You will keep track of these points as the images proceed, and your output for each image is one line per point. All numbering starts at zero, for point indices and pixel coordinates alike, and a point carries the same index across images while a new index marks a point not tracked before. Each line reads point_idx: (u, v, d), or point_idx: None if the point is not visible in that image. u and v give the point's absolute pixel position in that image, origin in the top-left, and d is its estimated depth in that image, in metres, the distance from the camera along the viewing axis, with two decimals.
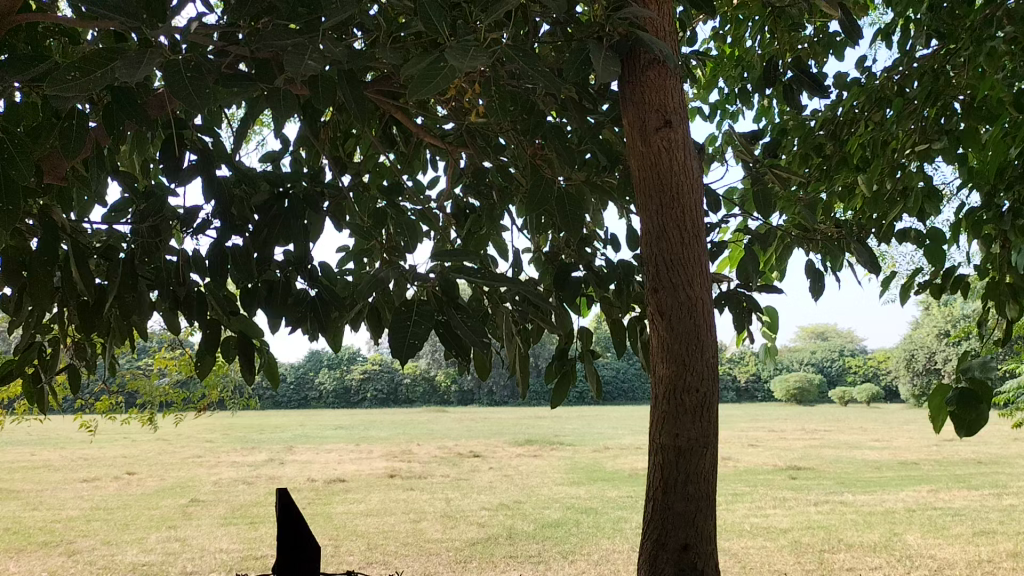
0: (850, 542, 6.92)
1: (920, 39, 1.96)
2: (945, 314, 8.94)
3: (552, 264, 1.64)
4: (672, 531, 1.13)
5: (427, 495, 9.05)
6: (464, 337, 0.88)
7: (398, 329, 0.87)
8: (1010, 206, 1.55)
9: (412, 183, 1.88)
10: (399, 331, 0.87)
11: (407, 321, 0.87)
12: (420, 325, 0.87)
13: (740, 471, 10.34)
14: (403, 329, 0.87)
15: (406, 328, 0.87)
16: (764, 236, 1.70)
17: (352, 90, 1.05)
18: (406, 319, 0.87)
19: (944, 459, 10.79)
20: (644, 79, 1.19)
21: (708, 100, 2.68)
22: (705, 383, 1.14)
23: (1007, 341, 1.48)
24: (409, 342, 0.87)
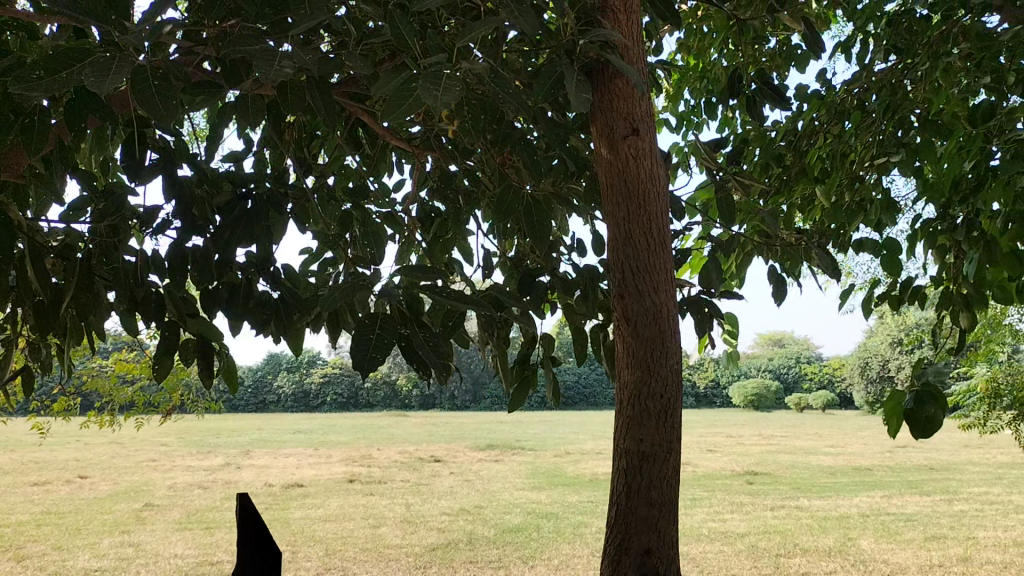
0: (805, 546, 7.04)
1: (879, 54, 2.00)
2: (899, 323, 9.15)
3: (516, 268, 1.65)
4: (636, 535, 1.13)
5: (387, 499, 9.01)
6: (428, 353, 0.87)
7: (360, 343, 0.84)
8: (964, 218, 1.58)
9: (378, 185, 1.87)
10: (361, 346, 0.83)
11: (368, 337, 0.84)
12: (382, 342, 0.84)
13: (699, 476, 10.43)
14: (365, 347, 0.84)
15: (368, 344, 0.84)
16: (727, 245, 1.72)
17: (322, 96, 1.03)
18: (369, 333, 0.84)
19: (896, 465, 11.02)
20: (612, 87, 1.19)
21: (674, 112, 2.70)
22: (670, 389, 1.15)
23: (960, 349, 1.52)
24: (370, 359, 0.83)
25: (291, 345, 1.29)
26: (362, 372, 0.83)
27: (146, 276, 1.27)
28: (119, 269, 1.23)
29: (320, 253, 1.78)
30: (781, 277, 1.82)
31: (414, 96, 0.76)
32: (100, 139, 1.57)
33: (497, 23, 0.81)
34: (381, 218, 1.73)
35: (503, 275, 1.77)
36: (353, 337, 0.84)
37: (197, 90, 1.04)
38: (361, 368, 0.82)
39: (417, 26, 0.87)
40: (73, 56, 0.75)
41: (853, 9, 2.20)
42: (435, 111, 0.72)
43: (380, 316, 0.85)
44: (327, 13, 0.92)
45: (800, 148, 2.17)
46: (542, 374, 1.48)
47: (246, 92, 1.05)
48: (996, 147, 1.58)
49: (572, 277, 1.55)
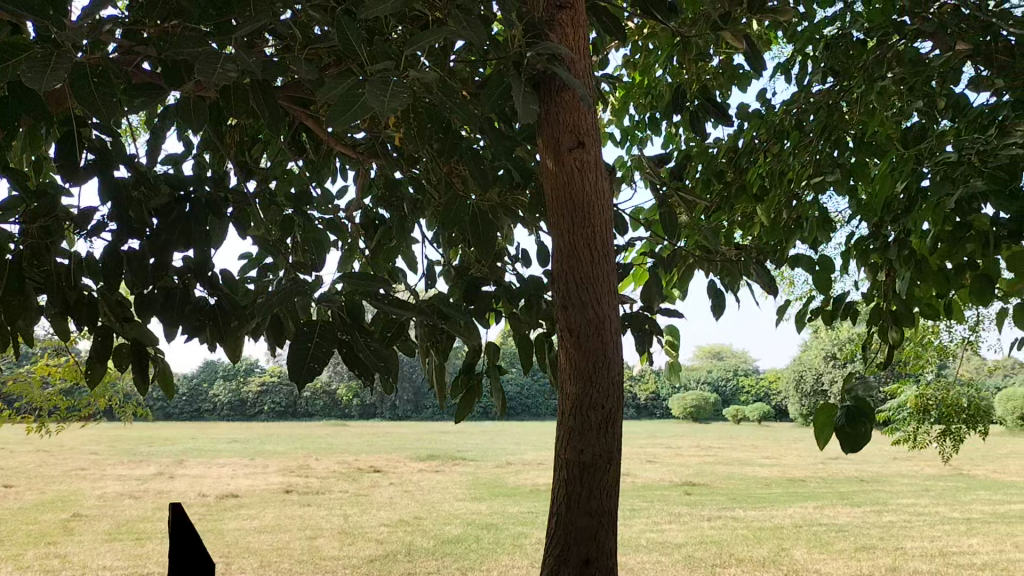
0: (740, 556, 7.16)
1: (816, 77, 2.05)
2: (832, 338, 9.34)
3: (460, 278, 1.65)
4: (574, 546, 1.14)
5: (324, 510, 8.87)
6: (367, 361, 0.85)
7: (298, 352, 0.82)
8: (896, 237, 1.62)
9: (320, 191, 1.85)
10: (298, 354, 0.82)
11: (307, 344, 0.82)
12: (322, 346, 0.83)
13: (638, 487, 10.51)
14: (303, 353, 0.82)
15: (306, 351, 0.82)
16: (668, 260, 1.74)
17: (264, 99, 1.02)
18: (307, 340, 0.83)
19: (829, 477, 11.29)
20: (559, 100, 1.20)
21: (619, 126, 2.73)
22: (611, 400, 1.16)
23: (887, 366, 1.56)
24: (308, 365, 0.81)
25: (230, 352, 1.26)
26: (299, 379, 0.81)
27: (78, 278, 1.23)
28: (52, 270, 1.19)
29: (259, 259, 1.75)
30: (721, 290, 1.85)
31: (360, 102, 0.75)
32: (33, 138, 1.52)
33: (444, 33, 0.80)
34: (324, 226, 1.70)
35: (446, 284, 1.76)
36: (291, 346, 0.82)
37: (138, 91, 1.02)
38: (299, 374, 0.81)
39: (364, 32, 0.87)
40: (8, 53, 0.73)
41: (793, 32, 2.26)
42: (383, 118, 0.71)
43: (319, 324, 0.84)
44: (272, 18, 0.90)
45: (740, 165, 2.21)
46: (485, 385, 1.47)
47: (187, 93, 1.03)
48: (925, 169, 1.63)
49: (515, 289, 1.55)
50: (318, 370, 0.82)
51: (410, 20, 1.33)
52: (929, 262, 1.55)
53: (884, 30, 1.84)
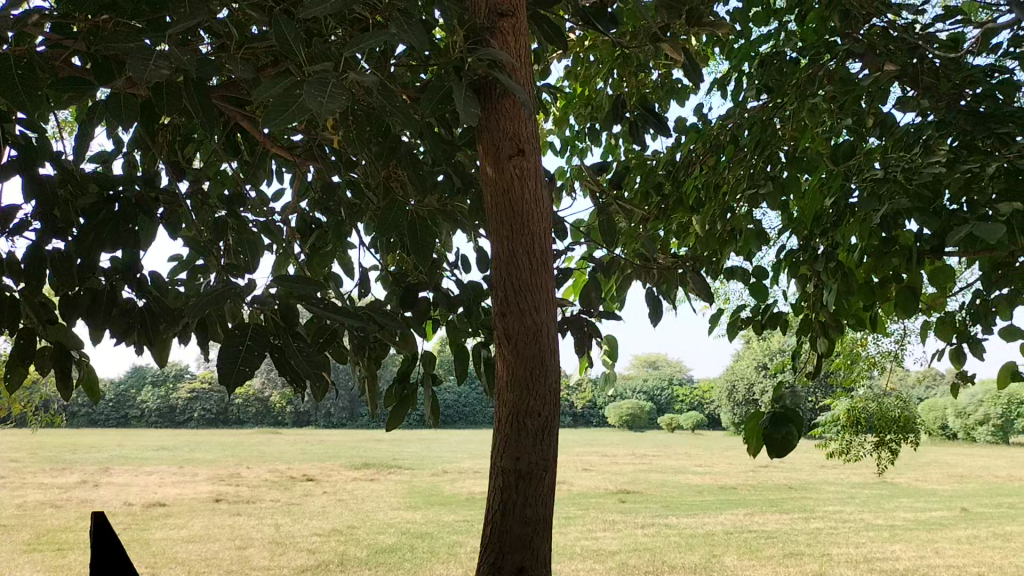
0: (672, 563, 7.29)
1: (752, 93, 2.10)
2: (765, 349, 9.54)
3: (399, 285, 1.64)
4: (510, 554, 1.13)
5: (254, 520, 8.69)
6: (298, 368, 0.83)
7: (229, 355, 0.80)
8: (826, 248, 1.66)
9: (255, 193, 1.82)
10: (229, 358, 0.79)
11: (237, 349, 0.80)
12: (253, 352, 0.80)
13: (573, 496, 10.55)
14: (234, 357, 0.80)
15: (237, 355, 0.80)
16: (607, 267, 1.77)
17: (198, 98, 1.01)
18: (239, 344, 0.81)
19: (759, 484, 11.52)
20: (498, 106, 1.19)
21: (560, 136, 2.74)
22: (548, 407, 1.17)
23: (818, 375, 1.61)
24: (239, 370, 0.79)
25: (158, 356, 1.22)
26: (230, 382, 0.79)
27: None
28: None
29: (190, 261, 1.71)
30: (658, 300, 1.88)
31: (298, 103, 0.74)
32: None
33: (384, 35, 0.80)
34: (259, 228, 1.66)
35: (383, 289, 1.75)
36: (221, 348, 0.80)
37: (66, 85, 0.98)
38: (230, 379, 0.78)
39: (303, 31, 0.86)
40: None
41: (730, 49, 2.31)
42: (320, 118, 0.70)
43: (252, 327, 0.82)
44: (209, 16, 0.88)
45: (677, 177, 2.23)
46: (421, 393, 1.46)
47: (116, 89, 0.99)
48: (855, 186, 1.68)
49: (454, 296, 1.55)
50: (248, 375, 0.80)
51: (350, 22, 1.31)
52: (857, 274, 1.59)
53: (817, 49, 1.89)
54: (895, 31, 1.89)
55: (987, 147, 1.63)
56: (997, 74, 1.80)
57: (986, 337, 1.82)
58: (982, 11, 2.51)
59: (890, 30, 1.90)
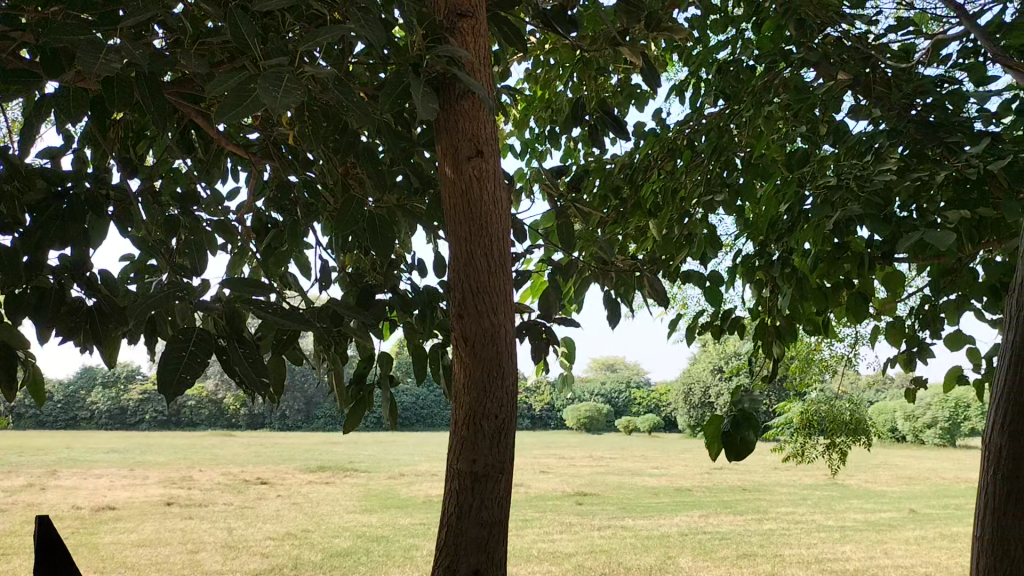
0: (628, 564, 7.34)
1: (709, 99, 2.12)
2: (720, 353, 9.65)
3: (356, 285, 1.63)
4: (465, 557, 1.13)
5: (206, 524, 8.54)
6: (241, 375, 0.82)
7: (171, 358, 0.78)
8: (780, 253, 1.68)
9: (209, 191, 1.79)
10: (171, 363, 0.77)
11: (180, 354, 0.79)
12: (197, 355, 0.79)
13: (531, 498, 10.56)
14: (176, 361, 0.78)
15: (179, 359, 0.79)
16: (565, 271, 1.77)
17: (152, 95, 0.98)
18: (182, 348, 0.79)
19: (713, 486, 11.66)
20: (458, 107, 1.19)
21: (519, 139, 2.75)
22: (505, 409, 1.17)
23: (772, 379, 1.62)
24: (181, 374, 0.77)
25: (105, 355, 1.20)
26: (172, 388, 0.77)
27: None
28: None
29: (141, 260, 1.68)
30: (615, 304, 1.88)
31: (252, 98, 0.73)
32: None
33: (342, 31, 0.79)
34: (212, 227, 1.63)
35: (340, 289, 1.73)
36: (164, 351, 0.78)
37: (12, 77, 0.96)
38: (171, 383, 0.77)
39: (259, 27, 0.85)
40: None
41: (687, 55, 2.33)
42: (273, 111, 0.69)
43: (197, 330, 0.81)
44: (162, 11, 0.86)
45: (635, 181, 2.25)
46: (377, 395, 1.45)
47: (67, 83, 0.98)
48: (809, 192, 1.71)
49: (412, 298, 1.53)
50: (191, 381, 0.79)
51: (308, 19, 1.29)
52: (811, 277, 1.61)
53: (773, 58, 1.92)
54: (849, 40, 1.92)
55: (938, 157, 1.66)
56: (946, 85, 1.84)
57: (935, 342, 1.86)
58: (932, 22, 2.58)
59: (844, 40, 1.94)
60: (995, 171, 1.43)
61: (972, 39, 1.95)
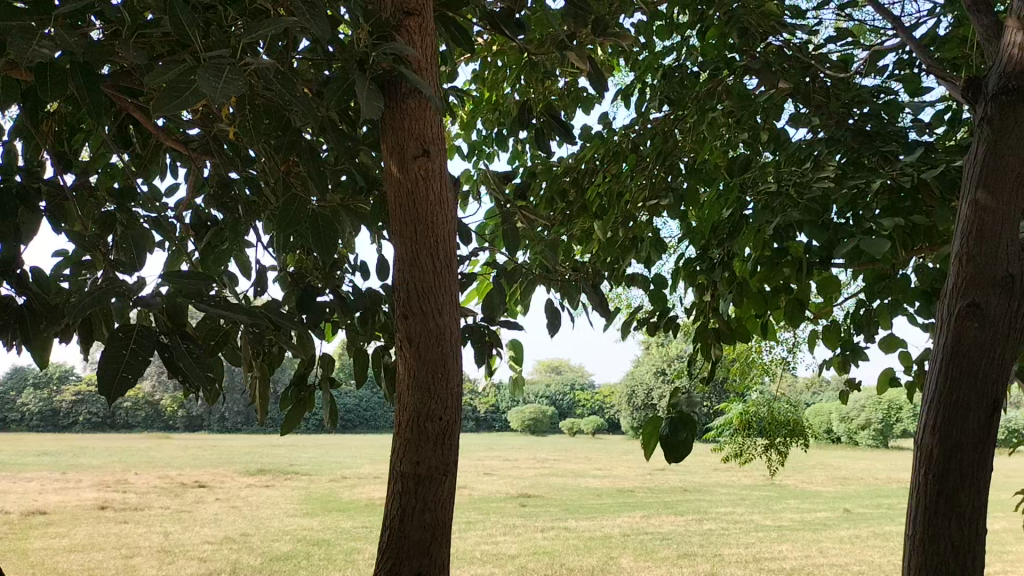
0: (570, 565, 7.40)
1: (654, 104, 2.14)
2: (663, 355, 9.77)
3: (297, 286, 1.61)
4: (407, 560, 1.12)
5: (142, 528, 8.34)
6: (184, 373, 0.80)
7: (112, 356, 0.76)
8: (721, 258, 1.71)
9: (148, 187, 1.74)
10: (111, 361, 0.75)
11: (121, 351, 0.76)
12: (138, 355, 0.77)
13: (475, 500, 10.56)
14: (116, 361, 0.76)
15: (121, 355, 0.76)
16: (510, 274, 1.76)
17: (86, 83, 0.95)
18: (121, 346, 0.77)
19: (655, 487, 11.83)
20: (404, 105, 1.18)
21: (467, 141, 2.74)
22: (449, 411, 1.16)
23: (711, 383, 1.64)
24: (122, 373, 0.75)
25: (35, 354, 1.15)
26: (112, 385, 0.75)
27: None
28: None
29: (76, 257, 1.63)
30: (558, 308, 1.89)
31: (191, 92, 0.72)
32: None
33: (287, 25, 0.78)
34: (149, 224, 1.59)
35: (279, 291, 1.70)
36: (104, 347, 0.76)
37: None
38: (112, 381, 0.74)
39: (200, 18, 0.83)
40: None
41: (634, 60, 2.35)
42: (214, 104, 0.68)
43: (137, 326, 0.78)
44: None
45: (581, 184, 2.26)
46: (319, 396, 1.43)
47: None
48: (749, 199, 1.74)
49: (354, 300, 1.52)
50: (132, 381, 0.77)
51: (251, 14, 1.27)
52: (751, 282, 1.64)
53: (717, 65, 1.95)
54: (788, 50, 1.97)
55: (874, 165, 1.70)
56: (882, 95, 1.89)
57: (868, 345, 1.91)
58: (867, 35, 2.66)
59: (784, 49, 1.98)
60: (929, 178, 1.47)
61: (907, 51, 2.02)
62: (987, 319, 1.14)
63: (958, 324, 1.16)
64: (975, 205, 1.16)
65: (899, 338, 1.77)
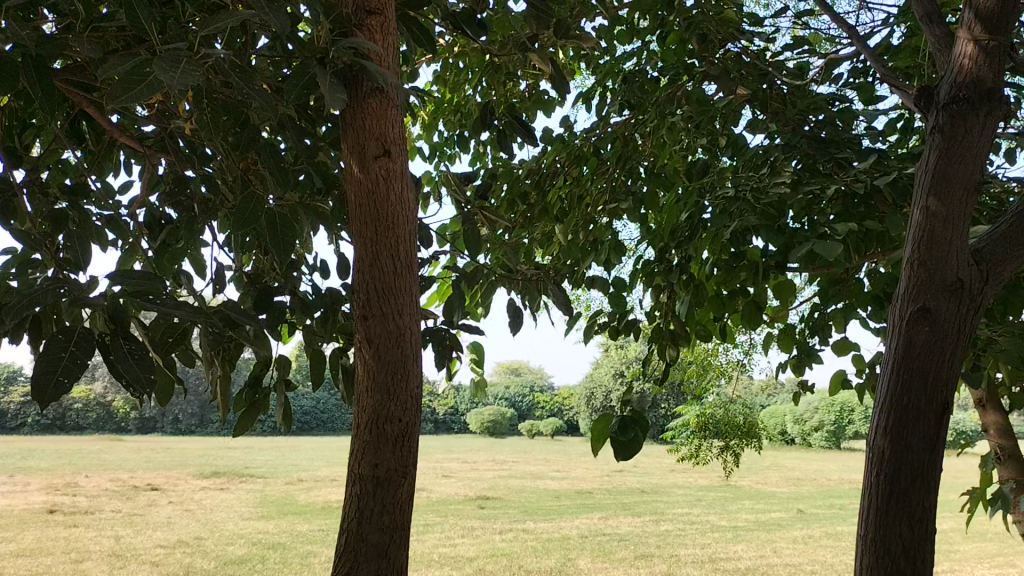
0: (528, 567, 7.40)
1: (615, 108, 2.15)
2: (622, 357, 9.83)
3: (254, 286, 1.59)
4: (364, 563, 1.11)
5: (92, 531, 8.15)
6: (129, 375, 0.79)
7: (48, 360, 0.75)
8: (680, 261, 1.72)
9: (101, 185, 1.71)
10: (47, 365, 0.74)
11: (60, 353, 0.75)
12: (76, 358, 0.76)
13: (433, 502, 10.51)
14: (53, 366, 0.75)
15: (57, 361, 0.75)
16: (471, 276, 1.77)
17: (37, 73, 0.92)
18: (60, 350, 0.76)
19: (613, 489, 11.90)
20: (365, 105, 1.17)
21: (429, 142, 2.73)
22: (408, 414, 1.16)
23: (670, 385, 1.66)
24: (58, 378, 0.74)
25: None
26: (49, 388, 0.73)
27: None
28: None
29: (25, 255, 1.59)
30: (519, 309, 1.89)
31: (145, 87, 0.71)
32: None
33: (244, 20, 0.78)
34: (102, 222, 1.56)
35: (236, 290, 1.68)
36: (41, 352, 0.75)
37: None
38: (49, 385, 0.73)
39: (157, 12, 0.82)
40: None
41: (595, 65, 2.35)
42: (169, 99, 0.67)
43: (79, 329, 0.77)
44: None
45: (542, 186, 2.25)
46: (273, 398, 1.42)
47: None
48: (708, 203, 1.77)
49: (312, 300, 1.50)
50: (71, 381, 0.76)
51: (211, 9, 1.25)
52: (708, 286, 1.66)
53: (677, 70, 1.96)
54: (747, 57, 1.99)
55: (829, 171, 1.74)
56: (838, 103, 1.93)
57: (823, 348, 1.94)
58: (825, 43, 2.70)
59: (743, 56, 2.01)
60: (881, 184, 1.50)
61: (861, 60, 2.06)
62: (937, 322, 1.17)
63: (910, 328, 1.18)
64: (926, 212, 1.18)
65: (852, 341, 1.80)
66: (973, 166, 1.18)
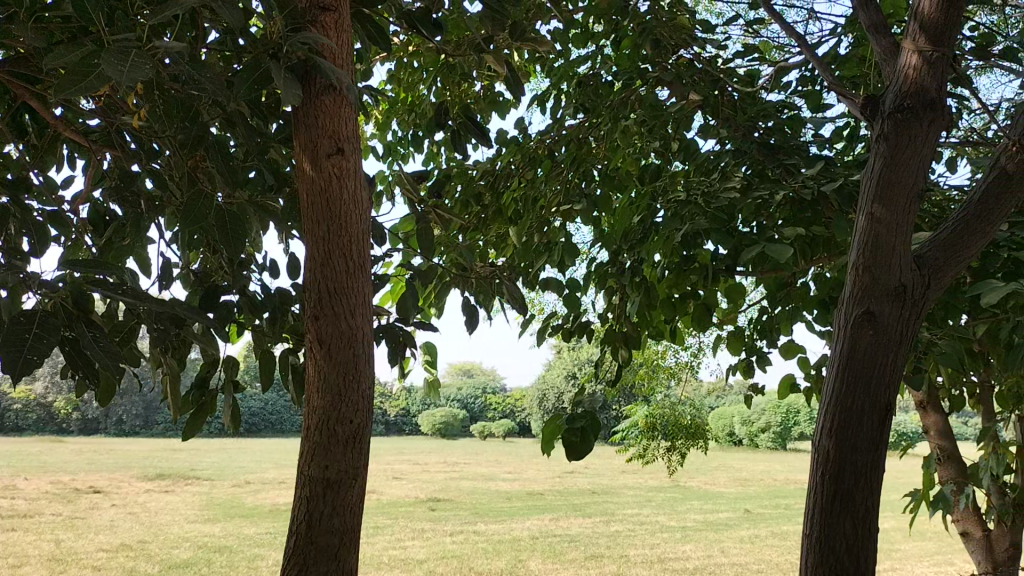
0: (478, 569, 7.40)
1: (569, 111, 2.16)
2: (573, 359, 9.87)
3: (201, 284, 1.56)
4: (314, 565, 1.10)
5: (32, 535, 7.91)
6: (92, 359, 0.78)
7: (12, 342, 0.74)
8: (631, 262, 1.74)
9: (43, 180, 1.66)
10: (11, 347, 0.73)
11: (23, 334, 0.74)
12: (41, 339, 0.75)
13: (383, 504, 10.45)
14: (18, 345, 0.74)
15: (22, 342, 0.74)
16: (425, 275, 1.76)
17: None
18: (23, 332, 0.75)
19: (564, 490, 11.96)
20: (318, 103, 1.16)
21: (382, 141, 2.71)
22: (360, 415, 1.15)
23: (621, 385, 1.67)
24: (26, 357, 0.74)
25: None
26: (14, 374, 0.73)
27: None
28: None
29: None
30: (473, 309, 1.89)
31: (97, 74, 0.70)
32: None
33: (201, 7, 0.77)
34: (45, 218, 1.52)
35: (183, 288, 1.65)
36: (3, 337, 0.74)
37: None
38: (14, 370, 0.72)
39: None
40: None
41: (550, 67, 2.36)
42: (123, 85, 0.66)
43: (40, 313, 0.76)
44: None
45: (496, 188, 2.25)
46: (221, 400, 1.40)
47: None
48: (660, 206, 1.79)
49: (261, 300, 1.48)
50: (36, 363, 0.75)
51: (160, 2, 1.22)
52: (658, 288, 1.68)
53: (631, 75, 1.98)
54: (699, 63, 2.02)
55: (777, 176, 1.77)
56: (786, 111, 1.97)
57: (770, 351, 1.98)
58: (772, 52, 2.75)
59: (695, 62, 2.04)
60: (828, 190, 1.53)
61: (809, 69, 2.11)
62: (881, 325, 1.20)
63: (855, 331, 1.21)
64: (871, 218, 1.21)
65: (798, 344, 1.83)
66: (917, 172, 1.21)
